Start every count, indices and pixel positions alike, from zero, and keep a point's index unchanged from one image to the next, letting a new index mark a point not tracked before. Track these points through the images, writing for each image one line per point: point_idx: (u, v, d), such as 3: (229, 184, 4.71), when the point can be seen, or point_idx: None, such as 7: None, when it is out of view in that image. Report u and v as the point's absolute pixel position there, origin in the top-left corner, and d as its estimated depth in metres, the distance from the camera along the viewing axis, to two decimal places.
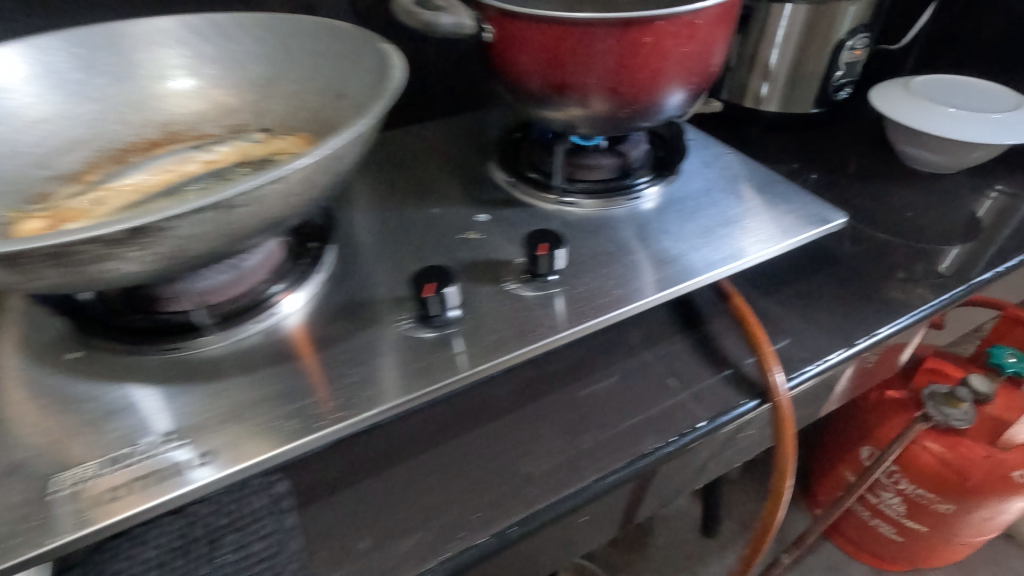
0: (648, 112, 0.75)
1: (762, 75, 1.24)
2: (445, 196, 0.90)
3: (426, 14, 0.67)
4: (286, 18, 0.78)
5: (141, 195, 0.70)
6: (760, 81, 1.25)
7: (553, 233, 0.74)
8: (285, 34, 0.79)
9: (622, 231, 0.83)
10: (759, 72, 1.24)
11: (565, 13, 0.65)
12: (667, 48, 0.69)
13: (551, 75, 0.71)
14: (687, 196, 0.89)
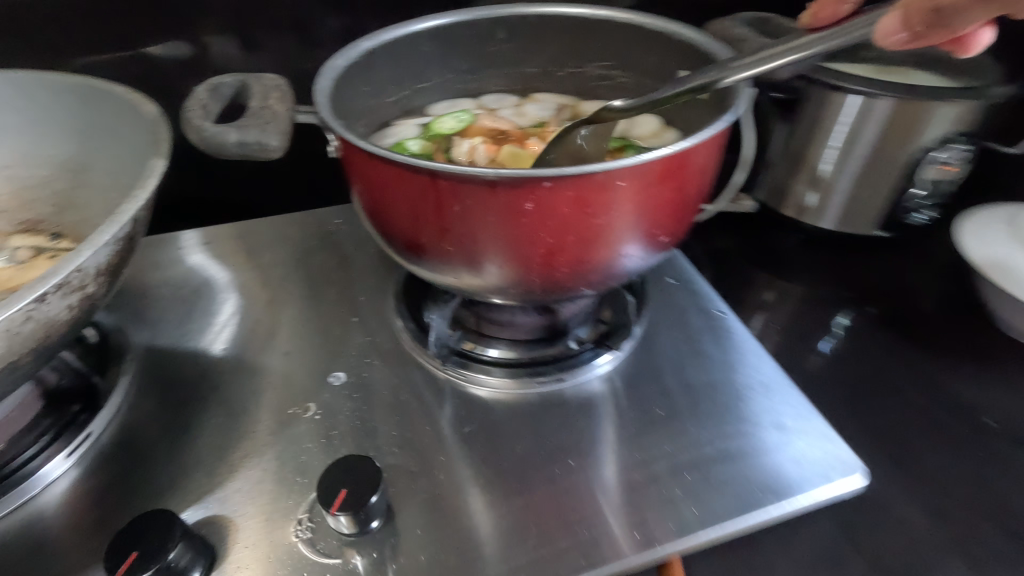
0: (601, 282, 0.51)
1: (809, 181, 0.85)
2: (299, 335, 0.66)
3: (211, 128, 0.43)
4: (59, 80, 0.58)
5: None
6: (807, 188, 0.86)
7: (374, 466, 0.47)
8: (57, 99, 0.59)
9: (510, 448, 0.55)
10: (805, 177, 0.86)
11: (466, 169, 0.40)
12: (622, 202, 0.45)
13: (458, 244, 0.46)
14: (629, 391, 0.61)
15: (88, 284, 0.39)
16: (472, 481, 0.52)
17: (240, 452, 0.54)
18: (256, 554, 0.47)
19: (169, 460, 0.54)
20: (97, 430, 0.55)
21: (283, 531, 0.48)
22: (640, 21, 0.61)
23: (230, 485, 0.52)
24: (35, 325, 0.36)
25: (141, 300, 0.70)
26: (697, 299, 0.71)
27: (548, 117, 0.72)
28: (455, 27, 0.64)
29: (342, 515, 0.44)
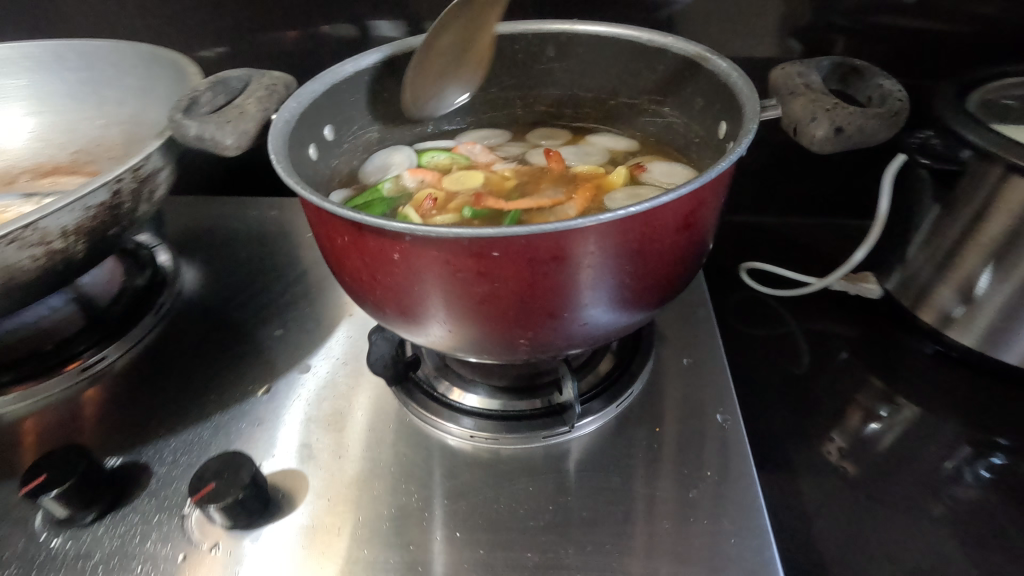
0: (553, 346, 0.42)
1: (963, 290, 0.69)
2: (299, 318, 0.69)
3: (188, 124, 0.47)
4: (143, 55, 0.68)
5: None
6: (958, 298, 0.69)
7: (251, 469, 0.48)
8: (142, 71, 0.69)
9: (408, 496, 0.52)
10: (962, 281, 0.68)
11: (353, 212, 0.35)
12: (554, 262, 0.36)
13: (351, 277, 0.42)
14: (563, 480, 0.53)
15: (52, 241, 0.47)
16: (353, 517, 0.50)
17: (192, 412, 0.59)
18: (143, 512, 0.50)
19: (141, 401, 0.60)
20: (110, 357, 0.64)
21: (174, 499, 0.51)
22: (690, 53, 0.51)
23: (166, 440, 0.56)
24: None
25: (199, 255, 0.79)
26: (704, 398, 0.59)
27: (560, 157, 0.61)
28: (498, 40, 0.60)
29: (205, 506, 0.46)
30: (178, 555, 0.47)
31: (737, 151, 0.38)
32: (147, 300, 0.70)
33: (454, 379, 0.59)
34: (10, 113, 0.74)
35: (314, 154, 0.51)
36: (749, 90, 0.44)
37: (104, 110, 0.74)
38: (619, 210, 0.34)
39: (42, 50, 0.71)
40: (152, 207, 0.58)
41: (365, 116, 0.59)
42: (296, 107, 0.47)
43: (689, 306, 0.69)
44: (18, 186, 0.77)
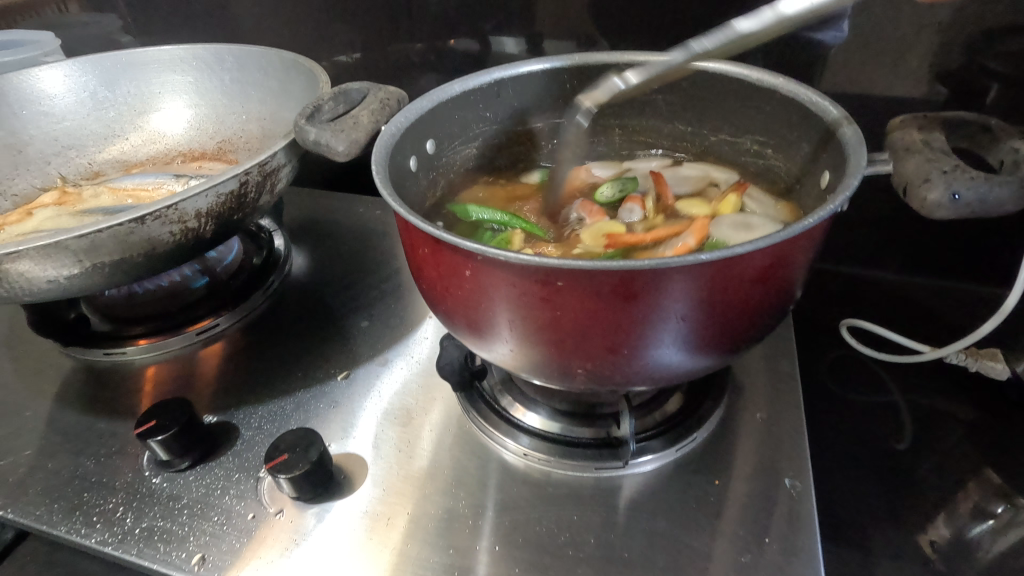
0: (617, 377, 0.42)
1: None
2: (385, 313, 0.74)
3: (315, 130, 0.52)
4: (294, 59, 0.76)
5: (103, 197, 0.77)
6: None
7: (319, 448, 0.52)
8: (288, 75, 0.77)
9: (456, 500, 0.54)
10: None
11: (435, 229, 0.38)
12: (625, 299, 0.36)
13: (428, 285, 0.45)
14: (609, 515, 0.52)
15: (187, 220, 0.54)
16: (402, 511, 0.53)
17: (281, 386, 0.65)
18: (227, 469, 0.56)
19: (241, 368, 0.67)
20: (223, 324, 0.72)
21: (253, 461, 0.57)
22: (800, 96, 0.49)
23: (255, 407, 0.62)
24: (138, 237, 0.51)
25: (309, 244, 0.88)
26: (774, 459, 0.56)
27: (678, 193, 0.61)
28: (602, 69, 0.60)
29: (276, 474, 0.50)
30: (249, 513, 0.53)
31: (829, 207, 0.36)
32: (260, 277, 0.77)
33: (518, 395, 0.60)
34: (176, 104, 0.85)
35: (413, 166, 0.55)
36: (858, 143, 0.41)
37: (249, 107, 0.83)
38: (697, 257, 0.34)
39: (207, 52, 0.82)
40: (273, 198, 0.65)
41: (465, 132, 0.61)
42: (403, 122, 0.51)
43: (774, 357, 0.66)
44: (172, 167, 0.87)
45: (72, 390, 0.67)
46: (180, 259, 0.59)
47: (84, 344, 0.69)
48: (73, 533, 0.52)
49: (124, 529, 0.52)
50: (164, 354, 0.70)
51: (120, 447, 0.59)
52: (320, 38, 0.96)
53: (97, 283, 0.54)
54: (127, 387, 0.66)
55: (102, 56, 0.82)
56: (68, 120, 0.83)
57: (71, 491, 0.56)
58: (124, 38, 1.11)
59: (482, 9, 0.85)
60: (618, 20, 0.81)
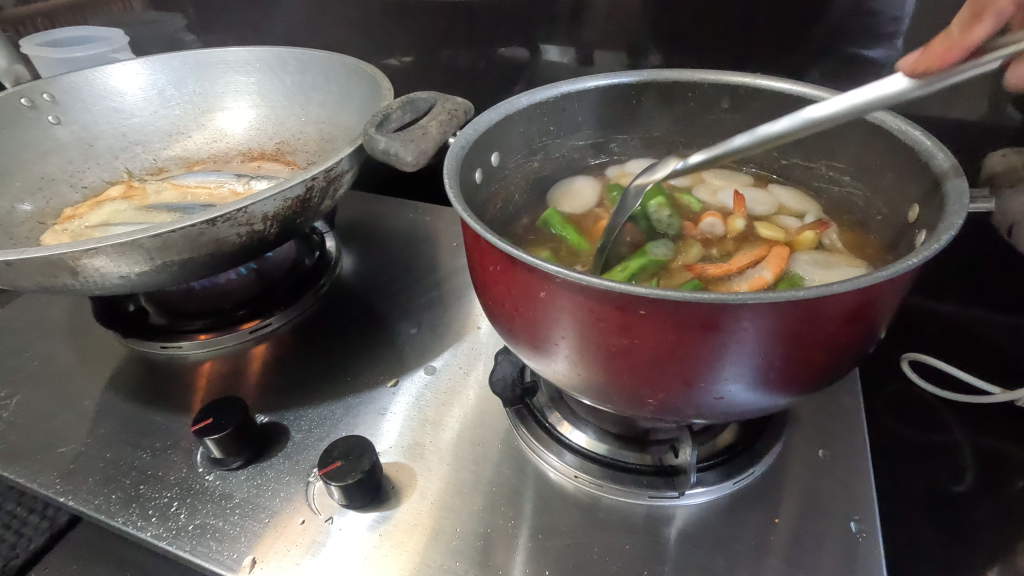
0: (684, 408, 0.41)
1: None
2: (433, 320, 0.74)
3: (384, 139, 0.53)
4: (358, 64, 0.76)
5: (166, 193, 0.79)
6: None
7: (372, 456, 0.52)
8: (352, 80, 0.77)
9: (505, 519, 0.53)
10: None
11: (512, 248, 0.37)
12: (706, 333, 0.35)
13: (493, 301, 0.44)
14: (662, 546, 0.51)
15: (254, 223, 0.55)
16: (450, 526, 0.52)
17: (330, 389, 0.65)
18: (277, 471, 0.56)
19: (291, 369, 0.68)
20: (275, 324, 0.73)
21: (304, 465, 0.57)
22: (888, 123, 0.47)
23: (305, 409, 0.63)
24: (207, 238, 0.52)
25: (358, 247, 0.88)
26: (835, 499, 0.54)
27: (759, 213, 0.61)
28: (673, 86, 0.59)
29: (328, 481, 0.50)
30: (298, 518, 0.53)
31: (932, 248, 0.34)
32: (311, 279, 0.78)
33: (569, 415, 0.59)
34: (239, 105, 0.87)
35: (479, 178, 0.54)
36: (957, 176, 0.39)
37: (309, 110, 0.85)
38: (789, 295, 0.32)
39: (271, 55, 0.84)
40: (332, 202, 0.65)
41: (528, 146, 0.61)
42: (472, 134, 0.51)
43: (834, 390, 0.63)
44: (231, 166, 0.88)
45: (128, 380, 0.68)
46: (242, 260, 0.60)
47: (143, 337, 0.71)
48: (129, 525, 0.53)
49: (178, 525, 0.53)
50: (217, 350, 0.71)
51: (174, 441, 0.60)
52: (377, 43, 0.97)
53: (165, 280, 0.55)
54: (182, 381, 0.68)
55: (172, 55, 0.84)
56: (137, 116, 0.85)
57: (127, 482, 0.57)
58: (187, 37, 1.14)
59: (541, 19, 0.85)
60: (679, 35, 0.79)
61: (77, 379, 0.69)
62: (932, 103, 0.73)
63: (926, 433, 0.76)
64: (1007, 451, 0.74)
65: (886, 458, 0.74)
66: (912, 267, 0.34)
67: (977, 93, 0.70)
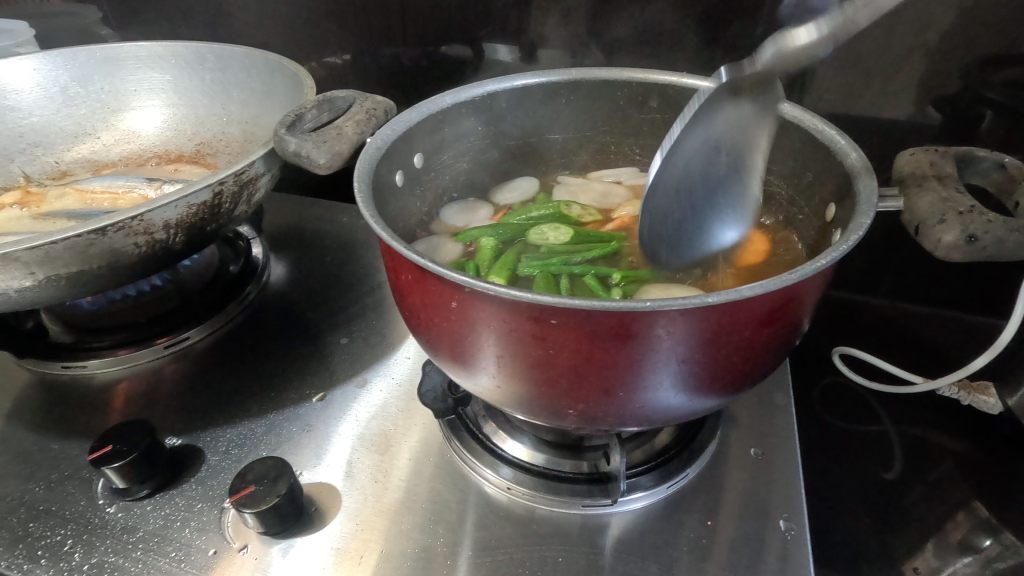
0: (609, 417, 0.40)
1: None
2: (366, 330, 0.71)
3: (294, 141, 0.50)
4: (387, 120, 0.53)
5: (67, 199, 0.73)
6: None
7: (291, 477, 0.49)
8: (291, 92, 0.71)
9: (436, 539, 0.50)
10: None
11: (419, 258, 0.35)
12: (623, 341, 0.33)
13: (410, 312, 0.42)
14: (595, 558, 0.49)
15: (154, 231, 0.50)
16: (376, 549, 0.50)
17: (253, 405, 0.61)
18: (188, 499, 0.52)
19: (210, 385, 0.64)
20: (194, 337, 0.69)
21: (218, 490, 0.53)
22: (807, 124, 0.48)
23: (224, 429, 0.59)
24: (98, 248, 0.48)
25: (290, 254, 0.84)
26: (769, 500, 0.53)
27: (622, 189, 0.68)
28: (602, 86, 0.58)
29: (240, 508, 0.47)
30: (210, 549, 0.49)
31: (843, 248, 0.34)
32: (235, 288, 0.74)
33: (503, 426, 0.57)
34: (152, 103, 0.82)
35: (400, 181, 0.52)
36: (868, 176, 0.40)
37: (231, 110, 0.80)
38: (701, 301, 0.31)
39: (187, 50, 0.78)
40: (250, 207, 0.61)
41: (455, 145, 0.59)
42: (390, 134, 0.48)
43: (768, 389, 0.64)
44: (146, 169, 0.83)
45: (23, 406, 0.62)
46: (149, 271, 0.55)
47: (43, 360, 0.65)
48: (14, 569, 0.48)
49: (72, 565, 0.48)
50: (127, 368, 0.66)
51: (73, 471, 0.55)
52: (308, 39, 0.93)
53: (52, 295, 0.50)
54: (86, 404, 0.62)
55: (75, 49, 0.78)
56: (36, 115, 0.78)
57: (15, 520, 0.51)
58: (104, 32, 1.06)
59: (476, 17, 0.83)
60: (616, 33, 0.78)
61: None
62: (863, 104, 0.74)
63: (857, 424, 0.78)
64: (931, 439, 0.76)
65: (821, 451, 0.76)
66: (822, 267, 0.34)
67: (902, 95, 0.72)
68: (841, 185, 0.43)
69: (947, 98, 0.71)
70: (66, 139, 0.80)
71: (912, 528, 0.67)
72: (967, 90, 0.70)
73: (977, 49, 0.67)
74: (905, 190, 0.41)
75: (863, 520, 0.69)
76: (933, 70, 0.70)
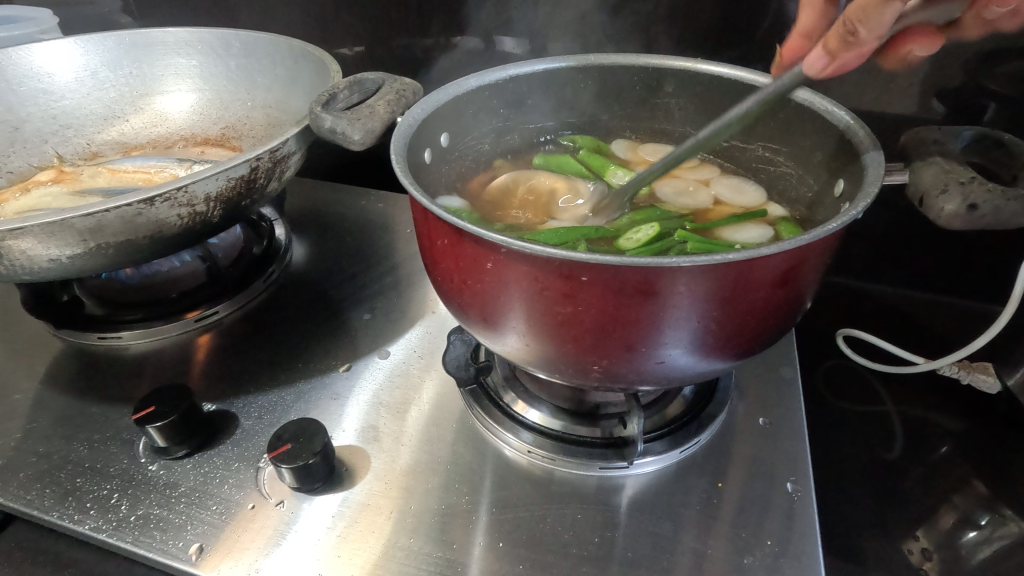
0: (631, 373, 0.42)
1: None
2: (386, 306, 0.73)
3: (327, 118, 0.52)
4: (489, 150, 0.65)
5: (98, 178, 0.75)
6: None
7: (326, 434, 0.52)
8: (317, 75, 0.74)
9: (460, 496, 0.53)
10: None
11: (458, 221, 0.37)
12: (648, 297, 0.36)
13: (442, 276, 0.44)
14: (611, 515, 0.52)
15: (196, 204, 0.53)
16: (405, 505, 0.52)
17: (280, 375, 0.64)
18: (225, 458, 0.55)
19: (241, 357, 0.66)
20: (221, 313, 0.71)
21: (253, 451, 0.56)
22: (818, 105, 0.50)
23: (255, 396, 0.62)
24: (145, 219, 0.51)
25: (310, 235, 0.87)
26: (775, 464, 0.56)
27: (693, 183, 0.67)
28: (619, 71, 0.61)
29: (278, 464, 0.50)
30: (248, 503, 0.52)
31: (850, 215, 0.37)
32: (261, 266, 0.77)
33: (523, 393, 0.60)
34: (180, 88, 0.84)
35: (427, 158, 0.55)
36: (876, 152, 0.42)
37: (255, 94, 0.82)
38: (721, 258, 0.33)
39: (214, 37, 0.81)
40: (280, 185, 0.64)
41: (478, 126, 0.62)
42: (419, 113, 0.51)
43: (774, 364, 0.66)
44: (173, 152, 0.86)
45: (62, 373, 0.65)
46: (187, 243, 0.58)
47: (80, 331, 0.68)
48: (65, 519, 0.51)
49: (119, 516, 0.51)
50: (160, 340, 0.68)
51: (115, 432, 0.58)
52: (327, 29, 0.95)
53: (98, 264, 0.53)
54: (122, 371, 0.65)
55: (106, 35, 0.80)
56: (68, 98, 0.81)
57: (63, 476, 0.54)
58: (124, 20, 1.08)
59: (493, 9, 0.85)
60: (630, 24, 0.80)
61: (8, 371, 0.65)
62: (869, 94, 0.76)
63: (859, 403, 0.81)
64: (930, 417, 0.79)
65: (824, 427, 0.79)
66: (833, 230, 0.37)
67: (907, 86, 0.74)
68: (853, 161, 0.46)
69: (952, 89, 0.73)
70: (95, 121, 0.83)
71: (911, 499, 0.70)
72: (972, 82, 0.72)
73: (983, 42, 0.69)
74: (910, 166, 0.44)
75: (865, 493, 0.71)
76: (940, 61, 0.72)
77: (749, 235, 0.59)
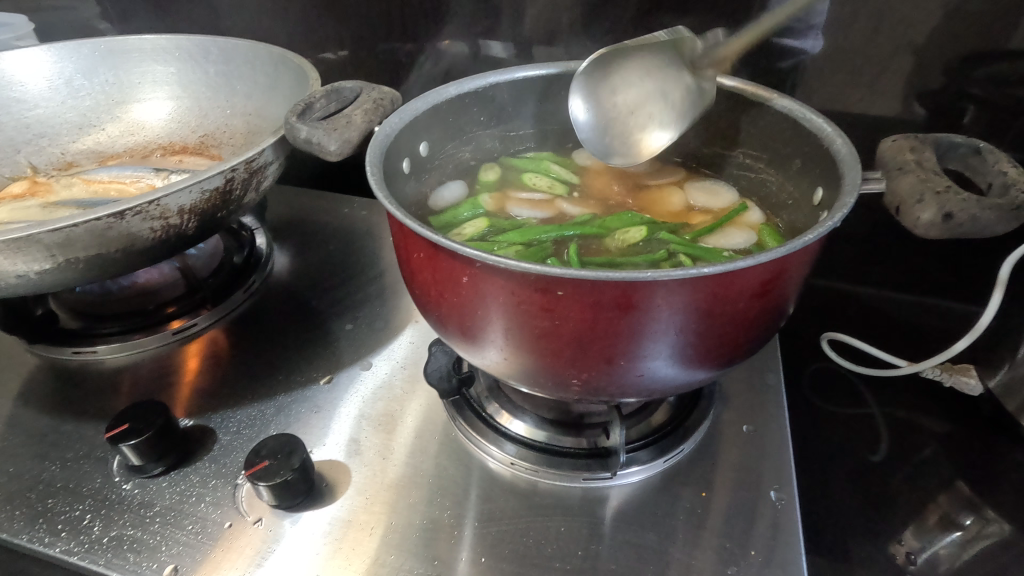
0: (612, 386, 0.42)
1: None
2: (369, 316, 0.73)
3: (300, 129, 0.52)
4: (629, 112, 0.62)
5: (72, 189, 0.74)
6: None
7: (303, 448, 0.51)
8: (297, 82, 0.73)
9: (443, 510, 0.53)
10: None
11: (432, 235, 0.37)
12: (627, 310, 0.36)
13: (420, 290, 0.44)
14: (596, 527, 0.52)
15: (169, 216, 0.52)
16: (387, 521, 0.52)
17: (261, 388, 0.63)
18: (202, 475, 0.54)
19: (220, 370, 0.65)
20: (201, 324, 0.70)
21: (231, 468, 0.55)
22: (795, 112, 0.50)
23: (235, 410, 0.60)
24: (117, 232, 0.49)
25: (293, 244, 0.86)
26: (759, 472, 0.56)
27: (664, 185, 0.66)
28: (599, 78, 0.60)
29: (256, 482, 0.49)
30: (225, 522, 0.51)
31: (828, 224, 0.36)
32: (241, 276, 0.75)
33: (506, 402, 0.59)
34: (157, 96, 0.83)
35: (406, 168, 0.54)
36: (852, 160, 0.42)
37: (234, 101, 0.81)
38: (699, 271, 0.33)
39: (192, 44, 0.80)
40: (259, 195, 0.63)
41: (458, 134, 0.61)
42: (397, 123, 0.50)
43: (759, 370, 0.66)
44: (150, 161, 0.84)
45: (34, 389, 0.64)
46: (162, 255, 0.57)
47: (54, 345, 0.66)
48: (36, 542, 0.50)
49: (92, 538, 0.50)
50: (136, 354, 0.67)
51: (89, 450, 0.57)
52: (310, 35, 0.94)
53: (68, 279, 0.52)
54: (97, 386, 0.64)
55: (80, 42, 0.79)
56: (42, 107, 0.80)
57: (33, 498, 0.53)
58: (103, 26, 1.06)
59: (477, 15, 0.84)
60: (614, 29, 0.80)
61: None
62: (850, 98, 0.77)
63: (845, 407, 0.81)
64: (914, 420, 0.79)
65: (810, 432, 0.79)
66: (811, 241, 0.36)
67: (887, 90, 0.75)
68: (831, 168, 0.46)
69: (933, 93, 0.73)
70: (69, 129, 0.82)
71: (896, 502, 0.70)
72: (952, 86, 0.72)
73: (960, 47, 0.70)
74: (887, 174, 0.44)
75: (851, 497, 0.71)
76: (919, 66, 0.72)
77: (730, 240, 0.57)
